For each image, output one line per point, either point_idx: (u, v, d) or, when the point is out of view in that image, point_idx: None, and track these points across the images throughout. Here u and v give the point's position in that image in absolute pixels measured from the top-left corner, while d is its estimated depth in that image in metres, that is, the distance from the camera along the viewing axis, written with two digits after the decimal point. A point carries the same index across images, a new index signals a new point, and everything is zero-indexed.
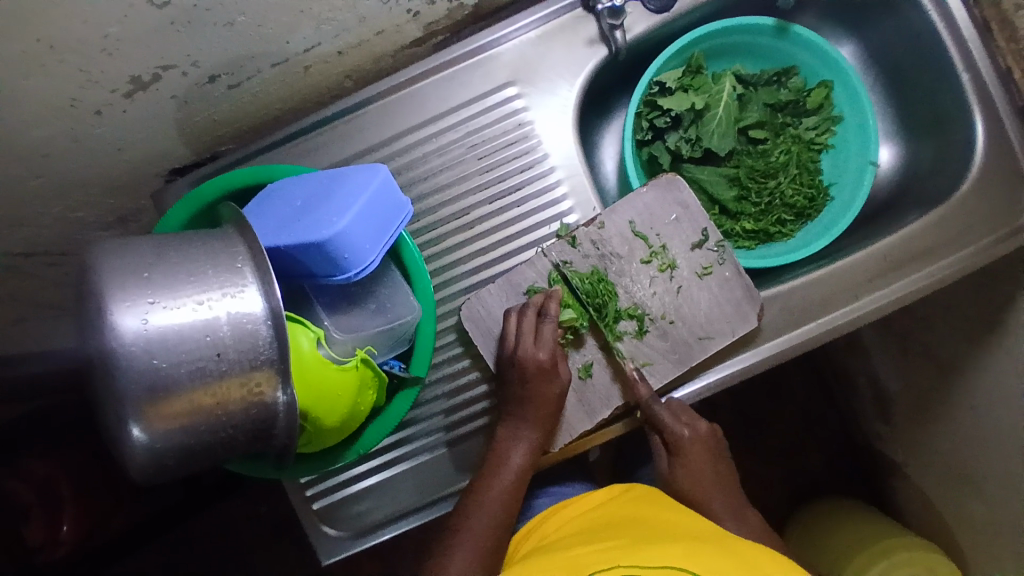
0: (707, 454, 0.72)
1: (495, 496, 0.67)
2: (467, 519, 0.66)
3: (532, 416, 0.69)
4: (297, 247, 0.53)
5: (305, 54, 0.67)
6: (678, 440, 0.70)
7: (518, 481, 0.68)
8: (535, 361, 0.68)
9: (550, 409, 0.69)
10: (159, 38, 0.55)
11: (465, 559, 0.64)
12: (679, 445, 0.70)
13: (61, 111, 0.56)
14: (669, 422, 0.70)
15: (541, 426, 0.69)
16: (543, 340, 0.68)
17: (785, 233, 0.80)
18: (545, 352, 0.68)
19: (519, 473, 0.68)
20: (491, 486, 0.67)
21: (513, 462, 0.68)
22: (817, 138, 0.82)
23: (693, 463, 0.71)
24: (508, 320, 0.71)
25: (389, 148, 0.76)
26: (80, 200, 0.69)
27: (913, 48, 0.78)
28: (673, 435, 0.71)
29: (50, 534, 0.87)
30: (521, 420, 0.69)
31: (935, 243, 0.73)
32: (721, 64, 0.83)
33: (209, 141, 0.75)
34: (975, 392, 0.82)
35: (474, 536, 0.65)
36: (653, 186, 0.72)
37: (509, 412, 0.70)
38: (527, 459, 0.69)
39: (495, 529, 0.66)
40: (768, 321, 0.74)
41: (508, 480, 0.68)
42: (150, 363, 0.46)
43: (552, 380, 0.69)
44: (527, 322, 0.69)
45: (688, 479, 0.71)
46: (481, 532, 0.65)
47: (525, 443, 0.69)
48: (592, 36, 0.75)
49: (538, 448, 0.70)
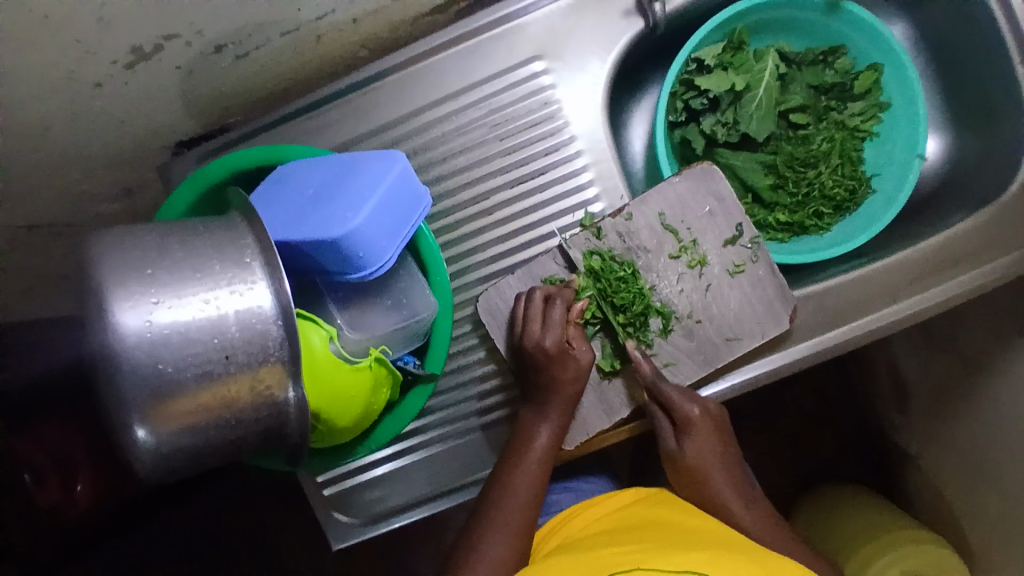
0: (713, 431, 0.66)
1: (523, 478, 0.64)
2: (496, 499, 0.64)
3: (557, 398, 0.66)
4: (309, 243, 0.50)
5: (317, 22, 0.62)
6: (686, 417, 0.65)
7: (544, 462, 0.65)
8: (539, 347, 0.65)
9: (572, 393, 0.66)
10: (161, 6, 0.50)
11: (496, 543, 0.61)
12: (690, 422, 0.65)
13: (60, 85, 0.53)
14: (674, 398, 0.66)
15: (566, 411, 0.67)
16: (550, 324, 0.66)
17: (822, 227, 0.75)
18: (552, 337, 0.65)
19: (545, 454, 0.66)
20: (519, 468, 0.65)
21: (540, 443, 0.66)
22: (861, 126, 0.76)
23: (703, 439, 0.66)
24: (518, 304, 0.68)
25: (405, 126, 0.71)
26: (84, 174, 0.65)
27: (969, 30, 0.72)
28: (680, 412, 0.65)
29: (66, 496, 0.90)
30: (546, 401, 0.66)
31: (979, 245, 0.68)
32: (763, 40, 0.77)
33: (217, 113, 0.70)
34: (1002, 395, 0.79)
35: (505, 516, 0.63)
36: (686, 176, 0.68)
37: (531, 394, 0.67)
38: (553, 440, 0.66)
39: (523, 512, 0.63)
40: (796, 323, 0.70)
41: (535, 461, 0.65)
42: (154, 366, 0.44)
43: (567, 363, 0.66)
44: (534, 306, 0.66)
45: (695, 457, 0.66)
46: (516, 511, 0.63)
47: (550, 425, 0.66)
48: (628, 8, 0.69)
49: (562, 431, 0.67)
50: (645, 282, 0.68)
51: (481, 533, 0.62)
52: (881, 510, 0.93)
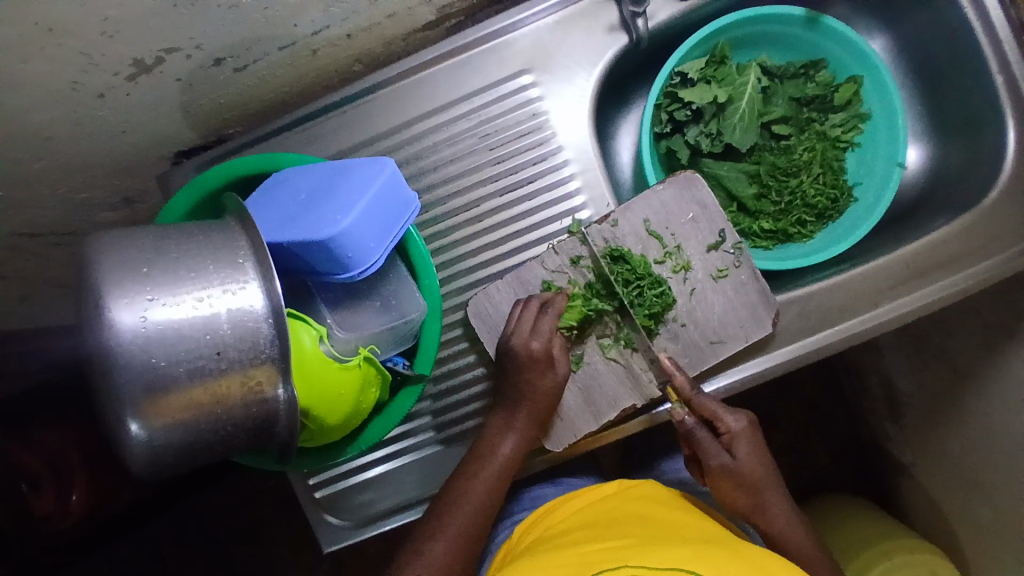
0: (757, 444, 0.69)
1: (478, 486, 0.65)
2: (451, 503, 0.65)
3: (525, 405, 0.67)
4: (301, 245, 0.52)
5: (314, 37, 0.65)
6: (730, 431, 0.68)
7: (506, 472, 0.67)
8: (528, 351, 0.66)
9: (543, 403, 0.67)
10: (162, 21, 0.53)
11: (445, 545, 0.62)
12: (734, 434, 0.68)
13: (63, 94, 0.55)
14: (718, 411, 0.68)
15: (535, 419, 0.68)
16: (540, 331, 0.66)
17: (805, 234, 0.77)
18: (540, 341, 0.66)
19: (506, 463, 0.67)
20: (477, 475, 0.66)
21: (502, 451, 0.67)
22: (842, 136, 0.78)
23: (751, 449, 0.68)
24: (513, 310, 0.69)
25: (397, 136, 0.73)
26: (85, 182, 0.67)
27: (946, 44, 0.74)
28: (725, 424, 0.68)
29: (60, 505, 0.89)
30: (513, 408, 0.67)
31: (959, 250, 0.70)
32: (745, 55, 0.79)
33: (215, 124, 0.73)
34: (989, 400, 0.80)
35: (455, 521, 0.64)
36: (670, 184, 0.70)
37: (502, 401, 0.68)
38: (517, 450, 0.67)
39: (478, 514, 0.65)
40: (780, 326, 0.72)
41: (496, 469, 0.66)
42: (148, 361, 0.45)
43: (547, 373, 0.67)
44: (527, 311, 0.68)
45: (751, 466, 0.67)
46: (464, 518, 0.64)
47: (515, 435, 0.67)
48: (613, 23, 0.72)
49: (529, 440, 0.68)
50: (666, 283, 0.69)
51: (428, 537, 0.63)
52: (875, 519, 0.93)
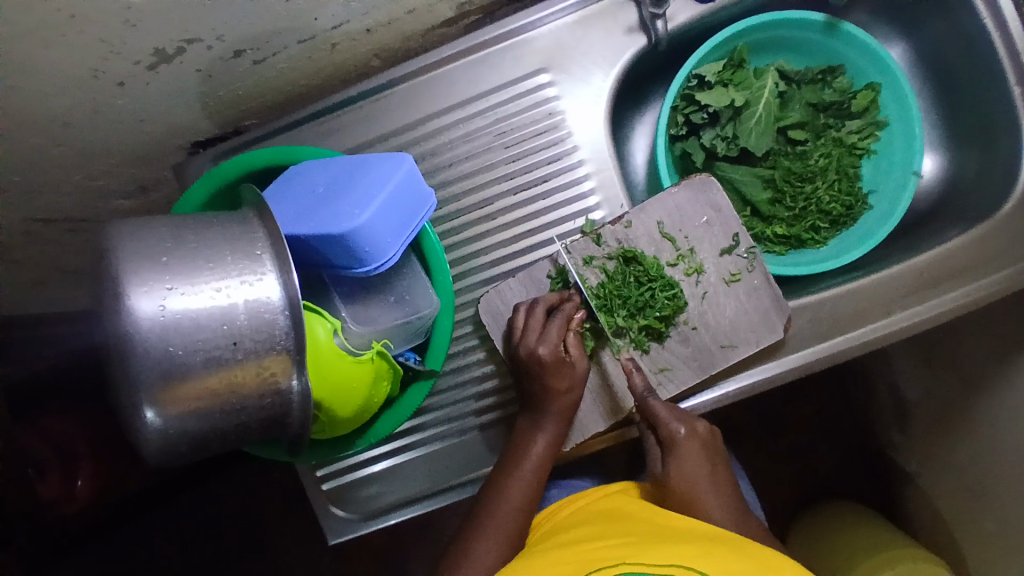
0: (703, 457, 0.65)
1: (516, 488, 0.65)
2: (489, 507, 0.65)
3: (554, 409, 0.67)
4: (318, 238, 0.52)
5: (333, 31, 0.65)
6: (673, 436, 0.65)
7: (540, 471, 0.66)
8: (533, 356, 0.66)
9: (568, 403, 0.67)
10: (185, 12, 0.53)
11: (488, 550, 0.62)
12: (674, 442, 0.65)
13: (84, 82, 0.55)
14: (662, 417, 0.66)
15: (564, 419, 0.68)
16: (546, 336, 0.66)
17: (818, 241, 0.77)
18: (546, 347, 0.66)
19: (539, 464, 0.67)
20: (514, 477, 0.66)
21: (534, 452, 0.67)
22: (858, 143, 0.78)
23: (688, 461, 0.65)
24: (518, 313, 0.69)
25: (414, 132, 0.74)
26: (102, 170, 0.68)
27: (967, 54, 0.74)
28: (667, 430, 0.65)
29: (67, 489, 0.90)
30: (542, 412, 0.67)
31: (973, 261, 0.70)
32: (763, 59, 0.79)
33: (232, 115, 0.73)
34: (998, 412, 0.79)
35: (498, 524, 0.63)
36: (686, 187, 0.70)
37: (529, 404, 0.68)
38: (547, 451, 0.67)
39: (517, 517, 0.64)
40: (791, 333, 0.72)
41: (530, 469, 0.66)
42: (165, 349, 0.46)
43: (561, 371, 0.66)
44: (535, 317, 0.68)
45: (681, 476, 0.64)
46: (502, 519, 0.64)
47: (546, 434, 0.67)
48: (631, 24, 0.72)
49: (558, 440, 0.68)
50: (679, 285, 0.69)
51: (471, 541, 0.63)
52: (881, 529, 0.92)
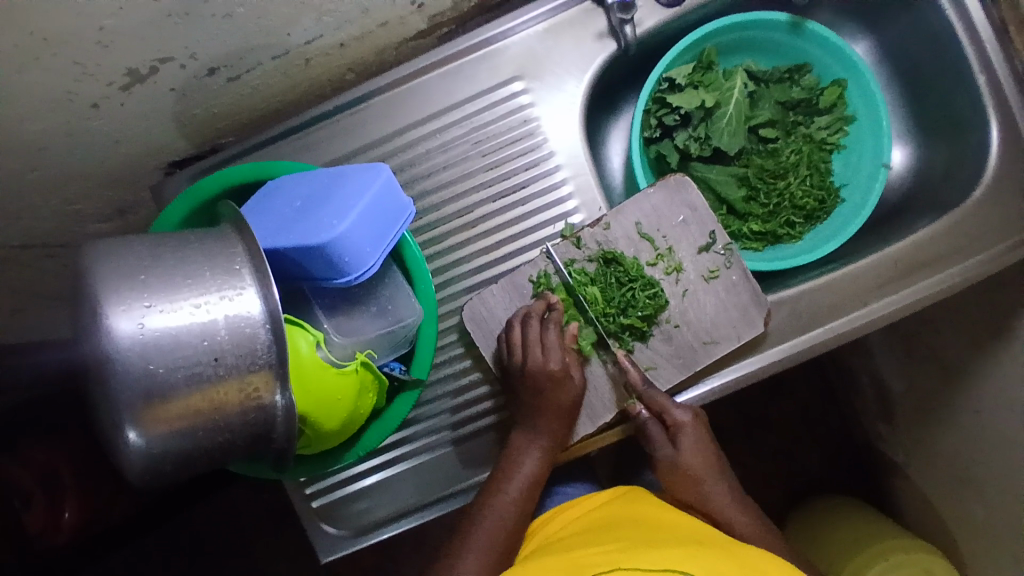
0: (702, 440, 0.69)
1: (509, 490, 0.66)
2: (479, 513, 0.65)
3: (547, 410, 0.68)
4: (298, 250, 0.52)
5: (307, 46, 0.65)
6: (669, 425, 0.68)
7: (535, 473, 0.67)
8: (530, 362, 0.67)
9: (564, 404, 0.68)
10: (157, 31, 0.53)
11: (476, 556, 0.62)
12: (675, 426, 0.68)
13: (59, 105, 0.55)
14: (664, 404, 0.69)
15: (559, 421, 0.68)
16: (549, 348, 0.67)
17: (794, 235, 0.78)
18: (551, 360, 0.67)
19: (533, 467, 0.67)
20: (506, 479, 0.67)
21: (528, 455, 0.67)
22: (828, 138, 0.80)
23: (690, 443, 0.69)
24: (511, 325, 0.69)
25: (391, 143, 0.74)
26: (78, 193, 0.68)
27: (930, 47, 0.76)
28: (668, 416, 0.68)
29: (51, 520, 0.89)
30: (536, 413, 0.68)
31: (946, 247, 0.71)
32: (731, 60, 0.81)
33: (210, 133, 0.73)
34: (979, 396, 0.80)
35: (487, 529, 0.64)
36: (661, 188, 0.71)
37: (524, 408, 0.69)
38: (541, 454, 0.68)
39: (508, 522, 0.65)
40: (773, 326, 0.73)
41: (523, 473, 0.67)
42: (145, 368, 0.45)
43: (559, 377, 0.67)
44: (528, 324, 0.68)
45: (683, 461, 0.68)
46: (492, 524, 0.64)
47: (540, 437, 0.68)
48: (601, 30, 0.73)
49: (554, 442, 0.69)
50: (660, 285, 0.70)
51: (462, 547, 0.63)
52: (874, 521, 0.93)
